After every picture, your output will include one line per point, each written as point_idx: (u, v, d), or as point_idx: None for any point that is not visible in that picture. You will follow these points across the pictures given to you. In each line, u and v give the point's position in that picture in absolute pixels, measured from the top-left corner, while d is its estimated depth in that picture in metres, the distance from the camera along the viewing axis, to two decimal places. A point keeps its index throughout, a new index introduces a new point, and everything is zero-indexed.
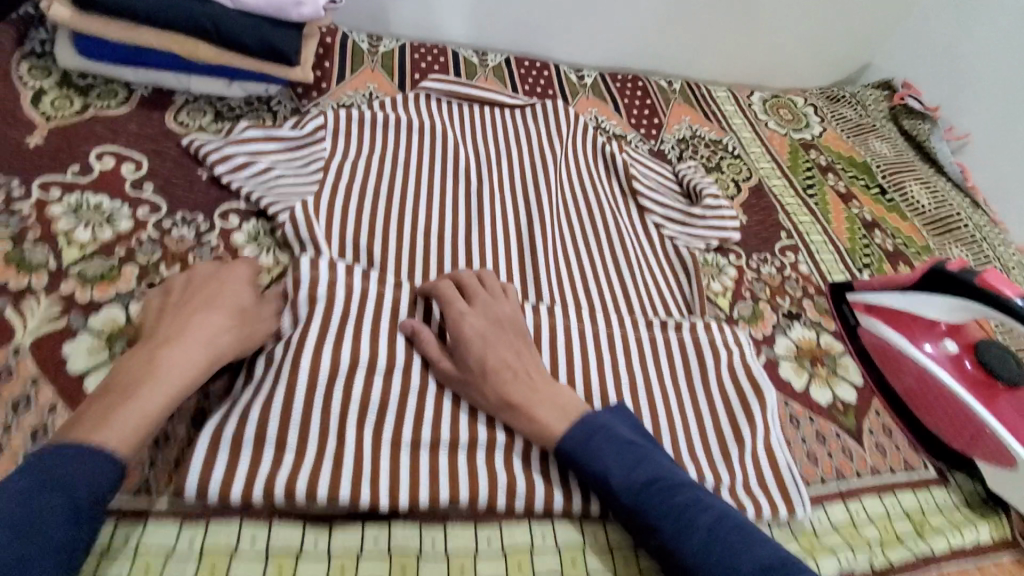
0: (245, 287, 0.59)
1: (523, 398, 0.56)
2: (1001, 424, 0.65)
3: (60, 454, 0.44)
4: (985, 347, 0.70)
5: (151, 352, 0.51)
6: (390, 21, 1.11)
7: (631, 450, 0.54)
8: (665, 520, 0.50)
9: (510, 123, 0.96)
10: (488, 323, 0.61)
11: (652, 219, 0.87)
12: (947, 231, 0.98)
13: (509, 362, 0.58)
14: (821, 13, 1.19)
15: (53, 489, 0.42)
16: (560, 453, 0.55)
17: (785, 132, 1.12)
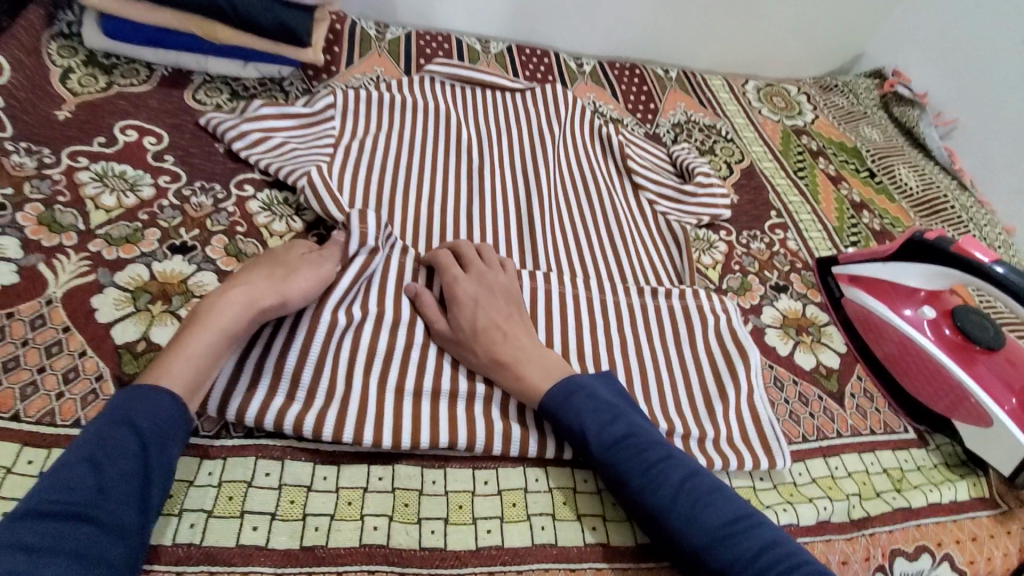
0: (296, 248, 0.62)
1: (510, 357, 0.59)
2: (977, 389, 0.66)
3: (118, 398, 0.47)
4: (963, 313, 0.71)
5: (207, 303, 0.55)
6: (397, 10, 1.16)
7: (608, 410, 0.56)
8: (636, 477, 0.52)
9: (511, 106, 1.00)
10: (481, 289, 0.63)
11: (645, 196, 0.91)
12: (934, 212, 1.01)
13: (498, 323, 0.61)
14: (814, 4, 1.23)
15: (120, 426, 0.45)
16: (542, 410, 0.57)
17: (779, 118, 1.16)
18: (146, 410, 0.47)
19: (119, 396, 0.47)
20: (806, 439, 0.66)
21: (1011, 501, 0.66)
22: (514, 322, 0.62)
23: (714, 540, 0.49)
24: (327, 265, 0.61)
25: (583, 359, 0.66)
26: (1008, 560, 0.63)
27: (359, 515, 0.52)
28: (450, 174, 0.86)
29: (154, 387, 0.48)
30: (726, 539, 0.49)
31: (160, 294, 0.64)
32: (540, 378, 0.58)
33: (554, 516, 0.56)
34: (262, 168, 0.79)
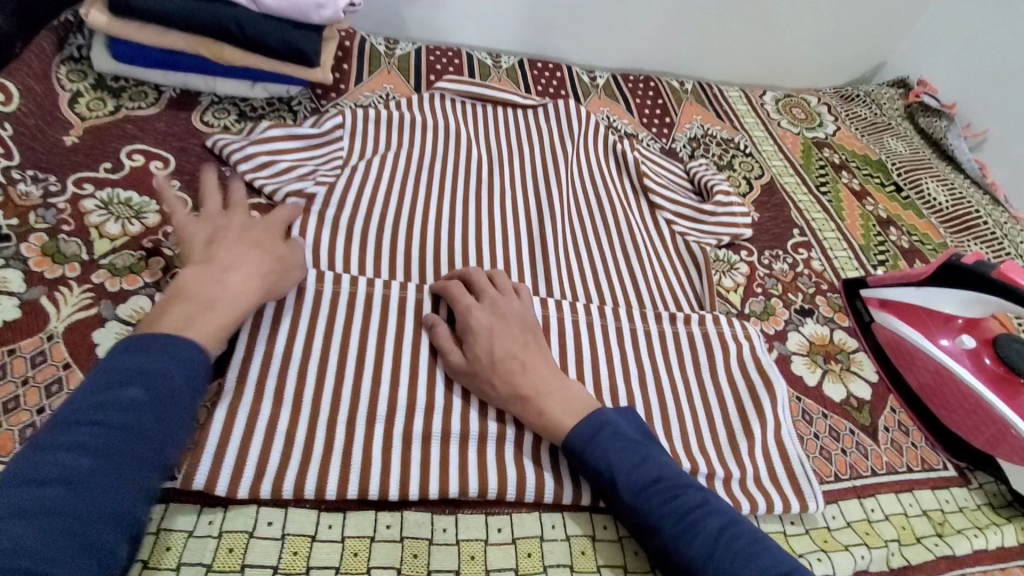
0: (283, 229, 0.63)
1: (530, 389, 0.56)
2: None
3: (142, 343, 0.47)
4: (1005, 342, 0.67)
5: (215, 271, 0.54)
6: (406, 26, 1.15)
7: (635, 448, 0.53)
8: (668, 524, 0.49)
9: (523, 123, 0.98)
10: (494, 317, 0.61)
11: (662, 215, 0.88)
12: (965, 228, 0.96)
13: (516, 353, 0.58)
14: (835, 13, 1.19)
15: (153, 371, 0.46)
16: (567, 447, 0.54)
17: (798, 131, 1.13)
18: (174, 359, 0.47)
19: (145, 341, 0.47)
20: (838, 478, 0.62)
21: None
22: (531, 350, 0.59)
23: None
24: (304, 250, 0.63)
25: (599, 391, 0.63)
26: None
27: (366, 568, 0.49)
28: (459, 196, 0.83)
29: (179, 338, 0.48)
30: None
31: None
32: (561, 409, 0.55)
33: (571, 567, 0.53)
34: (267, 193, 0.77)
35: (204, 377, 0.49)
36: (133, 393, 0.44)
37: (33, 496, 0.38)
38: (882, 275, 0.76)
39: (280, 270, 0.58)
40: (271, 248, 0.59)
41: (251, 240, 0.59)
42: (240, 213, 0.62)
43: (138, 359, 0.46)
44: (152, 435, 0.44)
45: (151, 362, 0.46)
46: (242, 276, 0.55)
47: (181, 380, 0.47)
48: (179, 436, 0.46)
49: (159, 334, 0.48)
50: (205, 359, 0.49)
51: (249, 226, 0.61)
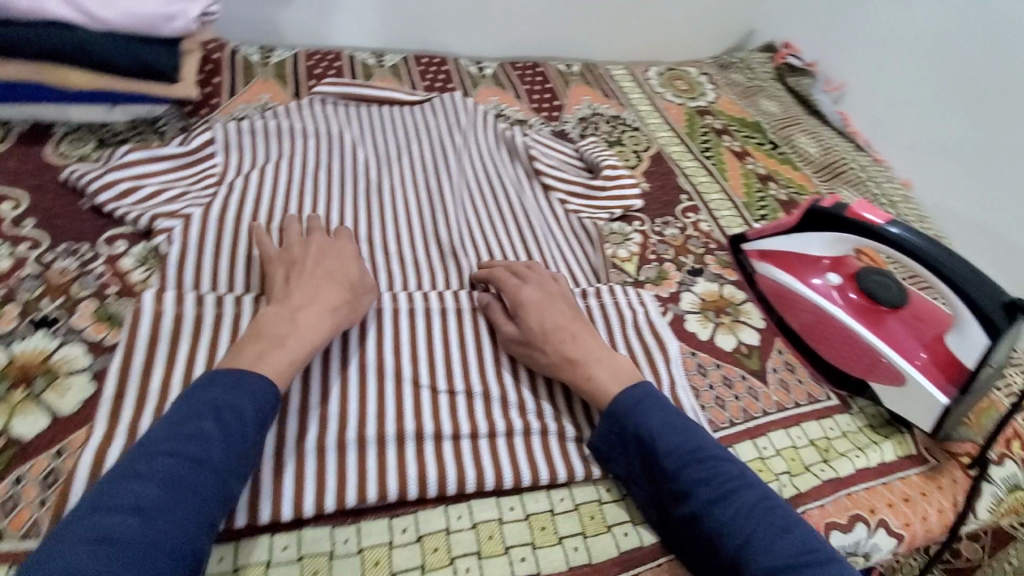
0: (353, 263, 0.66)
1: (580, 355, 0.62)
2: (887, 349, 0.66)
3: (223, 376, 0.52)
4: (865, 274, 0.71)
5: (288, 312, 0.58)
6: (282, 33, 1.11)
7: (679, 423, 0.57)
8: (706, 490, 0.52)
9: (411, 119, 0.96)
10: (542, 294, 0.67)
11: (555, 195, 0.89)
12: (835, 175, 1.03)
13: (564, 324, 0.64)
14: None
15: (226, 408, 0.50)
16: (612, 413, 0.58)
17: (682, 102, 1.18)
18: (244, 397, 0.51)
19: (225, 376, 0.52)
20: (732, 423, 0.65)
21: (947, 458, 0.65)
22: (578, 323, 0.65)
23: (788, 567, 0.48)
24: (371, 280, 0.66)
25: (484, 379, 0.63)
26: (947, 518, 0.61)
27: None
28: (345, 198, 0.81)
29: (254, 373, 0.53)
30: (791, 569, 0.48)
31: (21, 379, 0.58)
32: (609, 374, 0.61)
33: (479, 554, 0.53)
34: (132, 220, 0.72)
35: (271, 410, 0.52)
36: (206, 427, 0.48)
37: (110, 523, 0.42)
38: (758, 229, 0.80)
39: (349, 300, 0.62)
40: (340, 280, 0.63)
41: (321, 271, 0.63)
42: (310, 240, 0.67)
43: (215, 393, 0.50)
44: (218, 465, 0.47)
45: (226, 395, 0.50)
46: (314, 312, 0.59)
47: (250, 414, 0.50)
48: (245, 469, 0.49)
49: (230, 368, 0.52)
50: (276, 393, 0.53)
51: (315, 255, 0.65)
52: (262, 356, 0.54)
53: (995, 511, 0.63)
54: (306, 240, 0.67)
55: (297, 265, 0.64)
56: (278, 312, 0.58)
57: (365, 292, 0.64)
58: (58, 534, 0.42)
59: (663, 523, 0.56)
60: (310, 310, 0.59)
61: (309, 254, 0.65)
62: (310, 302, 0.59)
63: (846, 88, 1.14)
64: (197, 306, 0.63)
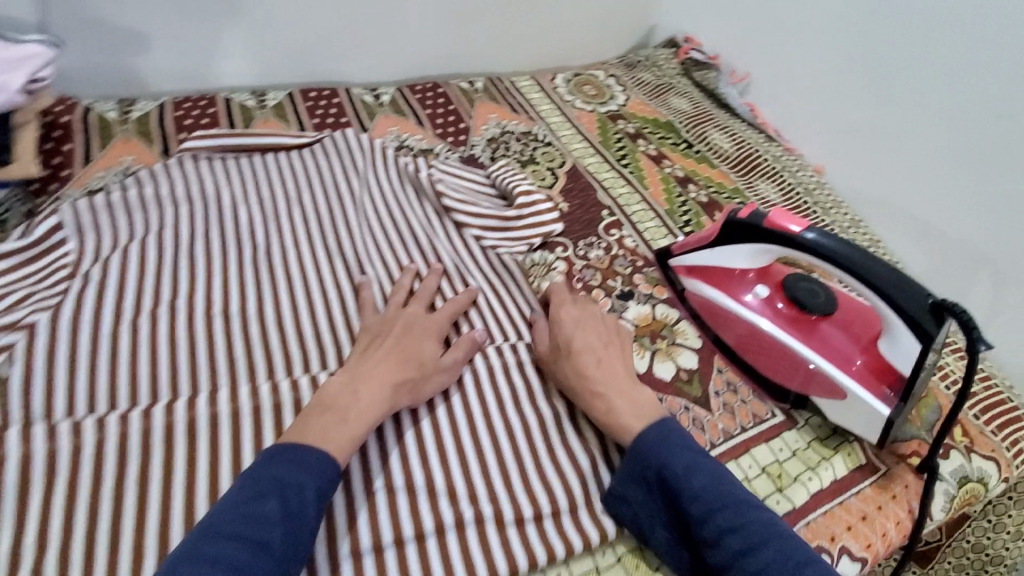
0: (433, 339, 0.65)
1: (602, 385, 0.62)
2: (824, 363, 0.64)
3: (285, 452, 0.52)
4: (794, 283, 0.68)
5: (353, 384, 0.58)
6: (144, 80, 0.99)
7: (708, 467, 0.56)
8: (734, 541, 0.52)
9: (301, 166, 0.87)
10: (581, 313, 0.70)
11: (469, 232, 0.82)
12: (751, 169, 1.02)
13: (596, 348, 0.66)
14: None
15: (286, 489, 0.50)
16: (638, 452, 0.58)
17: (592, 108, 1.14)
18: (306, 476, 0.51)
19: (287, 452, 0.52)
20: None
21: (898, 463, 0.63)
22: (612, 351, 0.66)
23: None
24: (451, 358, 0.65)
25: (408, 467, 0.59)
26: (904, 528, 0.60)
27: None
28: (229, 271, 0.71)
29: (311, 448, 0.53)
30: None
31: None
32: (630, 410, 0.61)
33: None
34: None
35: (333, 484, 0.52)
36: (269, 508, 0.48)
37: None
38: (681, 243, 0.77)
39: (416, 378, 0.61)
40: (414, 354, 0.62)
41: (399, 345, 0.63)
42: (397, 315, 0.67)
43: (277, 473, 0.50)
44: (280, 547, 0.47)
45: (290, 472, 0.51)
46: (374, 383, 0.59)
47: (311, 493, 0.50)
48: (304, 549, 0.49)
49: (293, 443, 0.53)
50: (336, 470, 0.53)
51: (403, 327, 0.65)
52: (324, 431, 0.54)
53: (951, 508, 0.62)
54: (400, 312, 0.67)
55: (376, 338, 0.64)
56: (342, 382, 0.59)
57: (438, 372, 0.63)
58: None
59: (690, 567, 0.56)
60: (375, 382, 0.59)
61: (392, 329, 0.65)
62: (381, 377, 0.59)
63: (751, 79, 1.14)
64: (52, 441, 0.54)
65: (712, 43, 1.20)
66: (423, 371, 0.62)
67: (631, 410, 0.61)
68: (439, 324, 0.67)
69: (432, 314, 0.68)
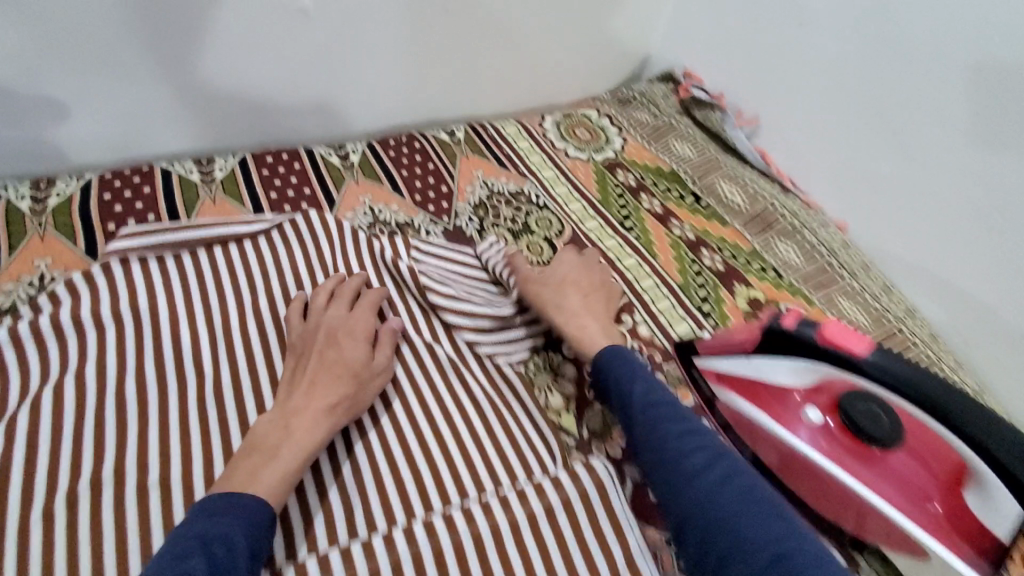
0: (359, 344, 0.63)
1: (581, 309, 0.71)
2: (893, 510, 0.55)
3: (206, 505, 0.48)
4: (850, 402, 0.58)
5: (280, 414, 0.56)
6: (65, 154, 0.83)
7: (661, 402, 0.59)
8: (672, 445, 0.56)
9: (257, 261, 0.73)
10: (579, 263, 0.77)
11: (460, 336, 0.70)
12: (767, 227, 0.92)
13: (581, 287, 0.74)
14: (604, 15, 1.07)
15: (211, 540, 0.45)
16: (602, 367, 0.64)
17: (587, 156, 1.02)
18: (233, 519, 0.47)
19: (206, 505, 0.47)
20: None
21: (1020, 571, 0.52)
22: (596, 294, 0.74)
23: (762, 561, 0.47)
24: (378, 360, 0.63)
25: None
26: None
27: None
28: (171, 420, 0.59)
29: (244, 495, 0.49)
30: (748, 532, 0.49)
31: None
32: (600, 330, 0.68)
33: None
34: None
35: (266, 538, 0.48)
36: (195, 565, 0.43)
37: None
38: (708, 342, 0.66)
39: (351, 395, 0.59)
40: (338, 368, 0.60)
41: (324, 362, 0.60)
42: (319, 320, 0.64)
43: (197, 533, 0.45)
44: None
45: (212, 525, 0.46)
46: (308, 415, 0.56)
47: (242, 541, 0.46)
48: None
49: (236, 492, 0.49)
50: (270, 513, 0.49)
51: (326, 336, 0.63)
52: (252, 471, 0.51)
53: None
54: (321, 317, 0.65)
55: (299, 358, 0.61)
56: (271, 420, 0.55)
57: (371, 380, 0.61)
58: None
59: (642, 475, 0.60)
60: (297, 402, 0.57)
61: (314, 340, 0.62)
62: (306, 400, 0.57)
63: (760, 122, 1.03)
64: None
65: (714, 79, 1.09)
66: (356, 383, 0.60)
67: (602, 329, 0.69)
68: (363, 324, 0.65)
69: (358, 313, 0.66)
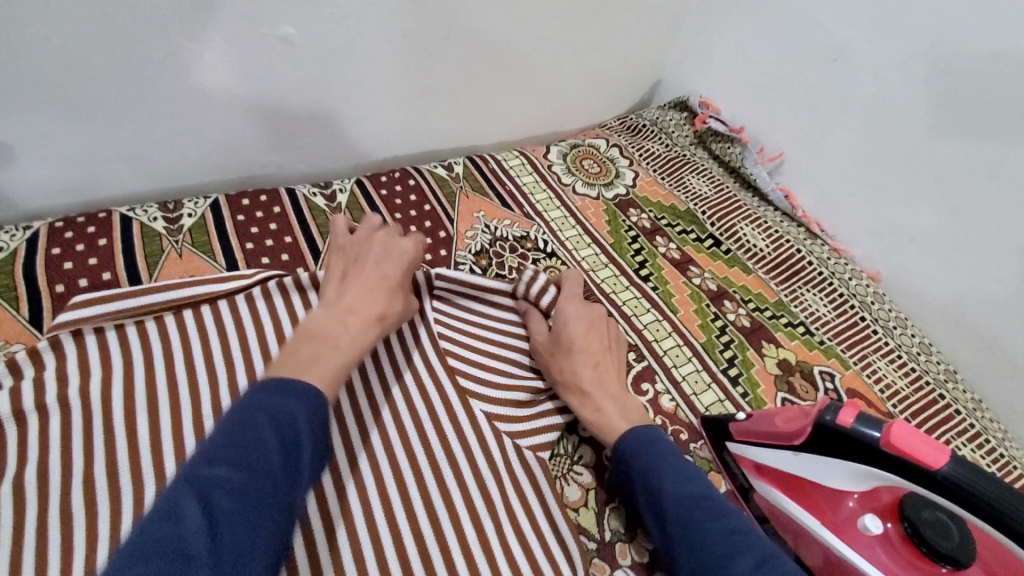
0: (404, 265, 0.66)
1: (594, 387, 0.63)
2: None
3: (268, 385, 0.49)
4: (914, 509, 0.50)
5: (337, 311, 0.58)
6: (8, 198, 0.73)
7: (697, 495, 0.52)
8: (716, 540, 0.48)
9: (234, 327, 0.65)
10: (582, 307, 0.70)
11: (477, 404, 0.62)
12: (793, 275, 0.85)
13: (591, 350, 0.65)
14: (616, 41, 0.99)
15: (280, 419, 0.46)
16: (620, 448, 0.58)
17: (597, 192, 0.94)
18: (300, 403, 0.48)
19: (270, 385, 0.48)
20: None
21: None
22: (608, 359, 0.66)
23: None
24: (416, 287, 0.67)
25: None
26: None
27: None
28: None
29: (302, 380, 0.50)
30: None
31: None
32: (618, 411, 0.61)
33: None
34: None
35: (323, 422, 0.49)
36: (266, 438, 0.44)
37: (169, 541, 0.37)
38: (744, 425, 0.59)
39: (395, 309, 0.62)
40: (387, 283, 0.63)
41: (374, 273, 0.64)
42: (373, 236, 0.68)
43: (268, 408, 0.46)
44: (279, 484, 0.43)
45: (282, 404, 0.47)
46: (360, 315, 0.59)
47: (306, 425, 0.47)
48: (296, 489, 0.45)
49: (295, 377, 0.50)
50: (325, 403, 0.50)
51: (377, 253, 0.66)
52: (317, 355, 0.53)
53: None
54: (370, 237, 0.68)
55: (350, 266, 0.65)
56: (326, 314, 0.58)
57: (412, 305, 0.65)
58: (119, 558, 0.37)
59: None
60: (353, 301, 0.60)
61: (368, 252, 0.66)
62: (360, 303, 0.60)
63: (783, 159, 0.96)
64: None
65: (732, 111, 1.02)
66: (397, 296, 0.63)
67: (620, 412, 0.61)
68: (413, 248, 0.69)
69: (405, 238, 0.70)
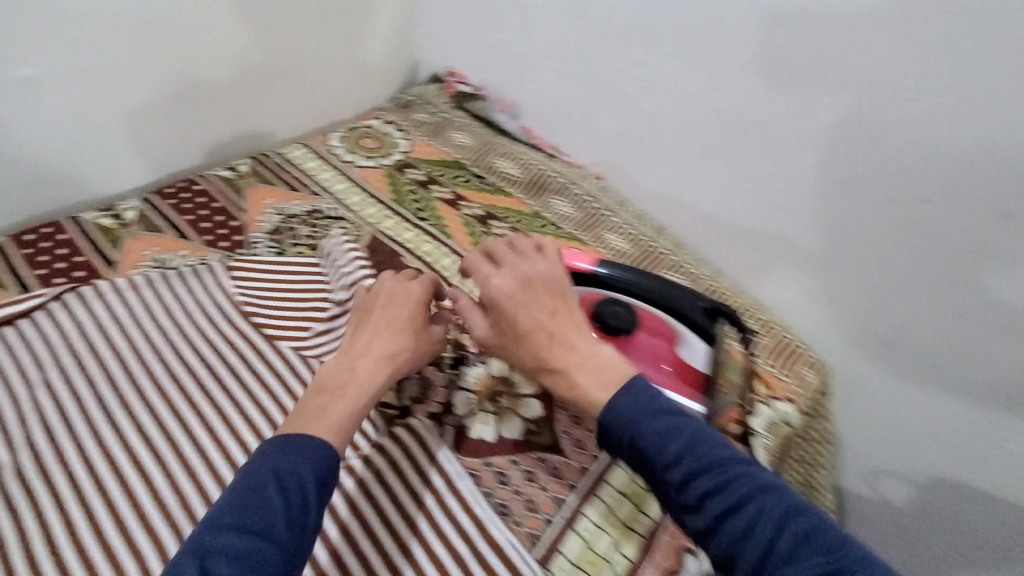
0: (421, 307, 0.67)
1: (564, 361, 0.57)
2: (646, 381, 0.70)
3: (273, 447, 0.51)
4: (602, 309, 0.72)
5: (348, 362, 0.61)
6: None
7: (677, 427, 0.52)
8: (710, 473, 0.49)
9: (34, 337, 0.71)
10: (518, 284, 0.61)
11: (284, 344, 0.75)
12: (542, 189, 1.07)
13: (544, 322, 0.59)
14: (363, 32, 1.14)
15: (281, 479, 0.49)
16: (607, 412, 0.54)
17: (377, 162, 1.10)
18: (300, 461, 0.50)
19: (277, 445, 0.51)
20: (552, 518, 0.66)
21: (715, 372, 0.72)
22: (561, 318, 0.60)
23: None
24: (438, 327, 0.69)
25: None
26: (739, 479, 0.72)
27: None
28: None
29: (307, 437, 0.53)
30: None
31: None
32: (588, 374, 0.56)
33: None
34: None
35: (332, 472, 0.52)
36: (272, 496, 0.48)
37: None
38: None
39: (411, 347, 0.64)
40: (403, 326, 0.64)
41: (385, 318, 0.65)
42: (384, 286, 0.68)
43: (272, 471, 0.49)
44: (281, 546, 0.46)
45: (286, 462, 0.50)
46: (372, 362, 0.61)
47: (310, 479, 0.50)
48: (302, 545, 0.48)
49: (296, 433, 0.53)
50: (333, 453, 0.53)
51: (392, 299, 0.67)
52: (323, 408, 0.56)
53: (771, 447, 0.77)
54: (379, 286, 0.69)
55: (363, 319, 0.66)
56: (338, 364, 0.61)
57: (427, 340, 0.67)
58: None
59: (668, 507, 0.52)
60: (361, 347, 0.62)
61: (378, 304, 0.66)
62: (371, 351, 0.62)
63: (518, 104, 1.18)
64: None
65: (475, 74, 1.23)
66: (415, 337, 0.65)
67: (594, 380, 0.56)
68: (418, 286, 0.69)
69: (418, 281, 0.69)
